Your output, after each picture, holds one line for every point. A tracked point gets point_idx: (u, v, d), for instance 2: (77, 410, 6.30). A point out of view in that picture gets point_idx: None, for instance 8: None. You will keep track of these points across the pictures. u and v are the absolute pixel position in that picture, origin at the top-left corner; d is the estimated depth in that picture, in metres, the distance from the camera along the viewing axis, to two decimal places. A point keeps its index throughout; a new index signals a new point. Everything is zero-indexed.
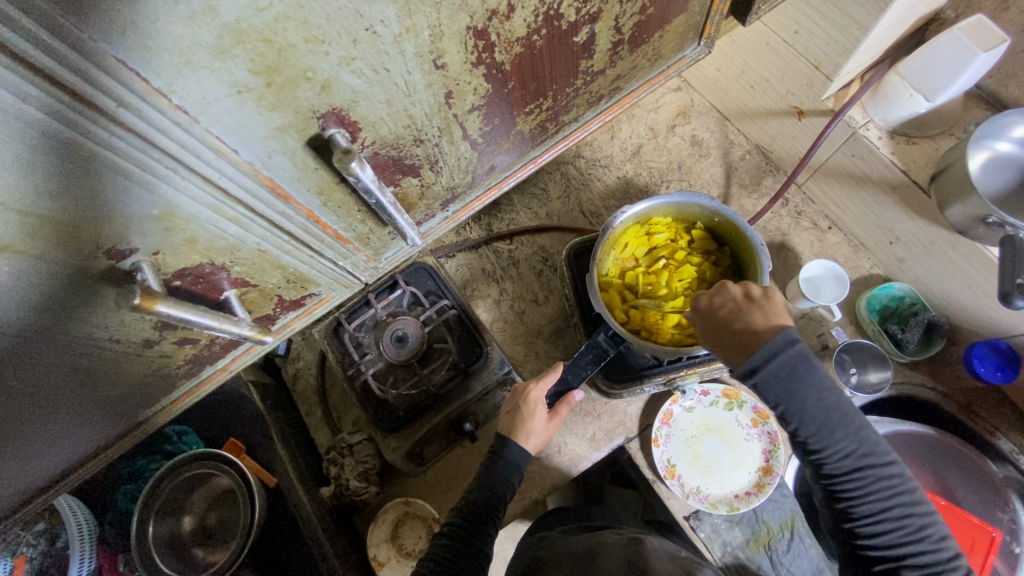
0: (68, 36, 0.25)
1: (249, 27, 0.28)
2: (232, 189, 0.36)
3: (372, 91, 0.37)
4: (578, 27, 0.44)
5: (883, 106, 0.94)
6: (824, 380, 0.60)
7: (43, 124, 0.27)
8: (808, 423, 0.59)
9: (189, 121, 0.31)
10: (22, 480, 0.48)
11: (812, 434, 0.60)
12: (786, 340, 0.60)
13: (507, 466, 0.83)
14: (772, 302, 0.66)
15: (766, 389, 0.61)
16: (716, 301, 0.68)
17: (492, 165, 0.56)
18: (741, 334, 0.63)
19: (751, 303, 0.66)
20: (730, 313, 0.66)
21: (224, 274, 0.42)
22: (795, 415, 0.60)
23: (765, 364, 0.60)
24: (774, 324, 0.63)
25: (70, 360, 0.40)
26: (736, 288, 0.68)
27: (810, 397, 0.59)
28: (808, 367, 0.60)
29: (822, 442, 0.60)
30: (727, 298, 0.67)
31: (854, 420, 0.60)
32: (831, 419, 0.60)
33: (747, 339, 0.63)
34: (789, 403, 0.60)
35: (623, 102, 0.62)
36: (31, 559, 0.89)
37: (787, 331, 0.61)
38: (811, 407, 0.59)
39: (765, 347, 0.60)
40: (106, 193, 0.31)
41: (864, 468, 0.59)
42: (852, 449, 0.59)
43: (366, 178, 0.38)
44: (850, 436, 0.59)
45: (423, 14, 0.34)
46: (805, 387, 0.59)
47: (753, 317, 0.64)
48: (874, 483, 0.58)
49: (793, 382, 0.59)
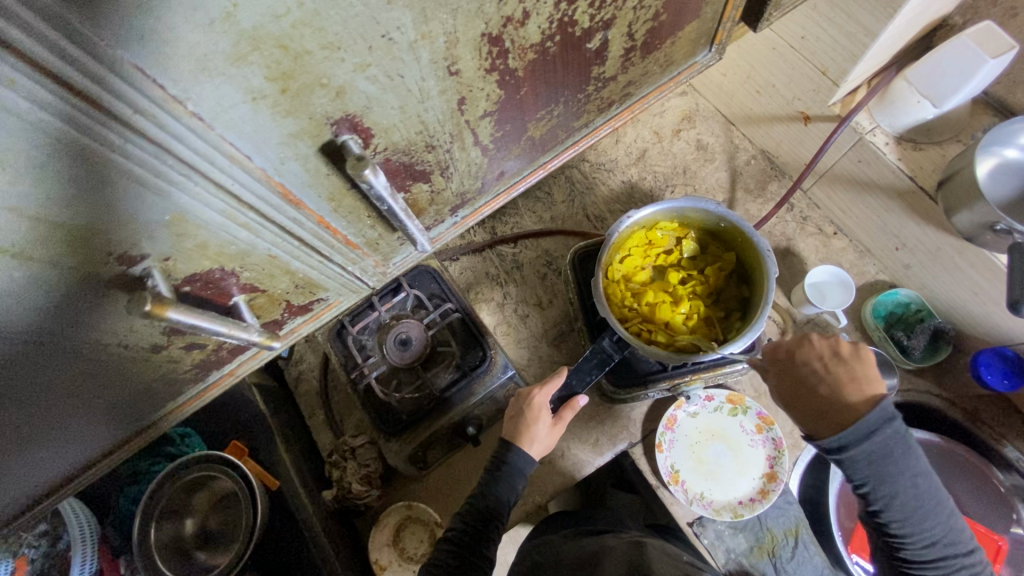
0: (83, 42, 0.24)
1: (266, 34, 0.28)
2: (245, 195, 0.36)
3: (386, 98, 0.36)
4: (591, 34, 0.44)
5: (892, 112, 0.94)
6: (915, 468, 0.60)
7: (60, 131, 0.26)
8: (894, 507, 0.61)
9: (203, 128, 0.30)
10: (24, 485, 0.48)
11: (895, 516, 0.62)
12: (879, 417, 0.59)
13: (510, 472, 0.82)
14: (861, 360, 0.64)
15: (858, 470, 0.61)
16: (801, 358, 0.66)
17: (502, 171, 0.55)
18: (832, 401, 0.62)
19: (842, 361, 0.64)
20: (812, 373, 0.64)
21: (233, 279, 0.41)
22: (883, 499, 0.61)
23: (859, 449, 0.60)
24: (869, 390, 0.61)
25: (79, 364, 0.40)
26: (823, 343, 0.65)
27: (899, 485, 0.60)
28: (904, 459, 0.60)
29: (901, 521, 0.62)
30: (817, 356, 0.65)
31: (937, 501, 0.62)
32: (917, 505, 0.61)
33: (836, 406, 0.61)
34: (877, 490, 0.61)
35: (633, 107, 0.62)
36: (32, 560, 0.87)
37: (884, 405, 0.60)
38: (890, 478, 0.60)
39: (860, 425, 0.59)
40: (119, 199, 0.31)
41: (937, 545, 0.62)
42: (928, 530, 0.62)
43: (379, 184, 0.38)
44: (930, 518, 0.62)
45: (439, 21, 0.34)
46: (897, 481, 0.60)
47: (842, 382, 0.62)
48: (945, 559, 0.62)
49: (887, 473, 0.60)
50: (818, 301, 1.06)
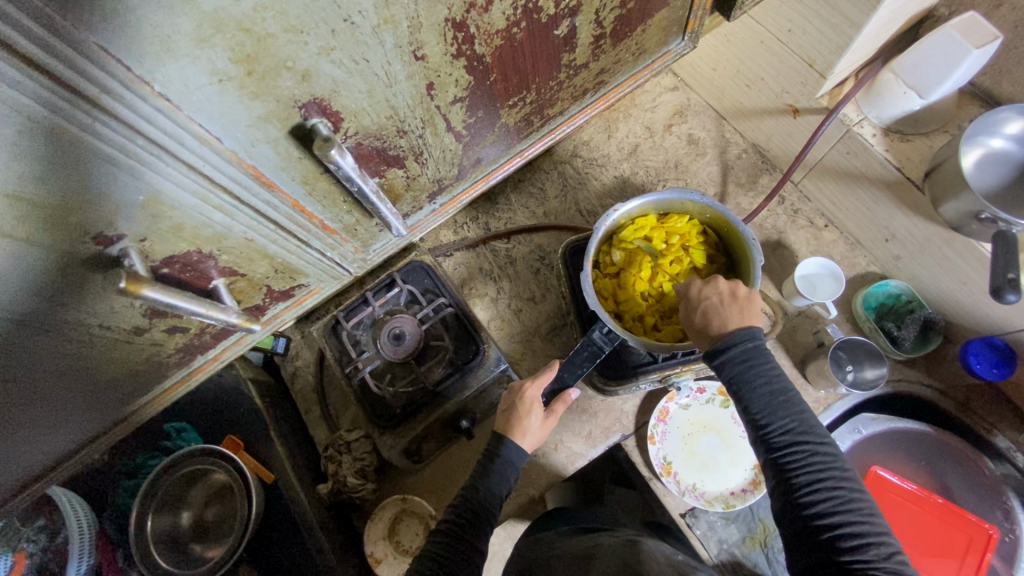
0: (50, 25, 0.26)
1: (227, 17, 0.29)
2: (218, 176, 0.37)
3: (352, 82, 0.37)
4: (558, 21, 0.45)
5: (878, 104, 0.94)
6: (774, 366, 0.62)
7: (32, 111, 0.28)
8: (755, 396, 0.61)
9: (171, 109, 0.32)
10: (14, 469, 0.49)
11: (757, 407, 0.61)
12: (748, 333, 0.63)
13: (502, 465, 0.83)
14: (750, 301, 0.68)
15: (725, 367, 0.63)
16: (701, 294, 0.69)
17: (479, 158, 0.57)
18: (711, 328, 0.66)
19: (734, 298, 0.67)
20: (707, 306, 0.68)
21: (212, 262, 0.43)
22: (743, 389, 0.62)
23: (726, 349, 0.63)
24: (746, 321, 0.65)
25: (63, 345, 0.41)
26: (722, 283, 0.69)
27: (758, 375, 0.62)
28: (762, 354, 0.63)
29: (764, 415, 0.61)
30: (713, 293, 0.69)
31: (799, 403, 0.61)
32: (776, 398, 0.61)
33: (715, 330, 0.66)
34: (740, 381, 0.62)
35: (607, 96, 0.64)
36: (31, 555, 0.91)
37: (751, 328, 0.64)
38: (758, 384, 0.61)
39: (728, 336, 0.63)
40: (91, 178, 0.32)
41: (804, 445, 0.58)
42: (792, 427, 0.60)
43: (346, 165, 0.40)
44: (792, 414, 0.60)
45: (400, 6, 0.35)
46: (755, 368, 0.62)
47: (726, 313, 0.66)
48: (812, 457, 0.58)
49: (747, 362, 0.62)
50: (810, 292, 1.06)
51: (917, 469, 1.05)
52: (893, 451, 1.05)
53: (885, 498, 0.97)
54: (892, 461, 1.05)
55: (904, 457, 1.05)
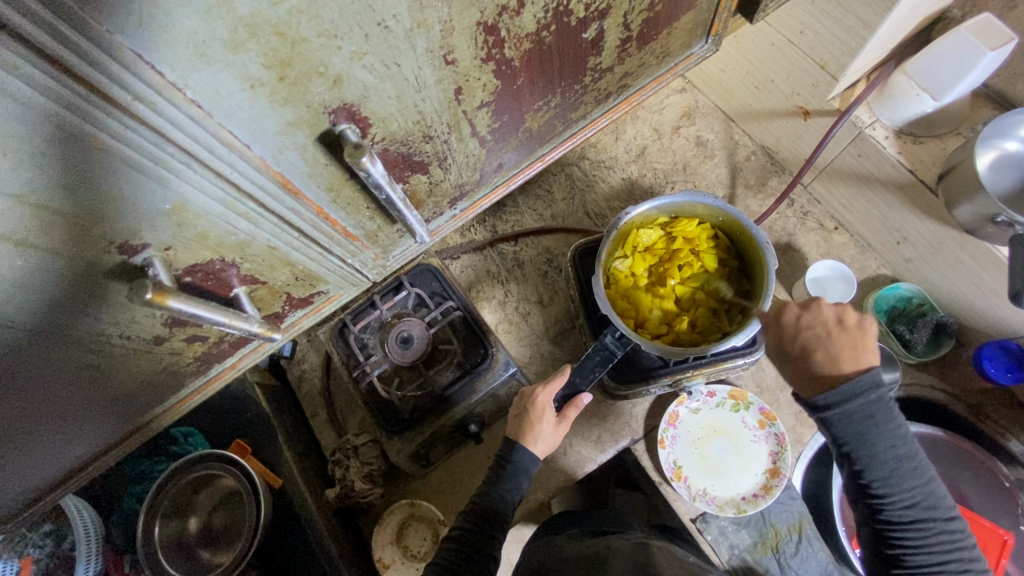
0: (82, 28, 0.25)
1: (263, 21, 0.28)
2: (244, 184, 0.36)
3: (383, 87, 0.37)
4: (587, 24, 0.44)
5: (890, 106, 0.93)
6: (900, 428, 0.60)
7: (62, 118, 0.27)
8: (877, 465, 0.60)
9: (202, 116, 0.31)
10: (27, 479, 0.48)
11: (876, 476, 0.60)
12: (872, 383, 0.60)
13: (515, 470, 0.83)
14: (863, 331, 0.63)
15: (845, 428, 0.61)
16: (802, 322, 0.65)
17: (500, 163, 0.56)
18: (818, 363, 0.63)
19: (844, 328, 0.63)
20: (810, 337, 0.64)
21: (234, 270, 0.42)
22: (864, 457, 0.60)
23: (850, 407, 0.60)
24: (861, 360, 0.61)
25: (81, 356, 0.40)
26: (829, 311, 0.65)
27: (883, 443, 0.60)
28: (890, 415, 0.60)
29: (884, 485, 0.60)
30: (817, 320, 0.65)
31: (922, 468, 0.61)
32: (900, 467, 0.60)
33: (825, 368, 0.62)
34: (860, 447, 0.60)
35: (631, 99, 0.62)
36: (38, 560, 0.89)
37: (872, 372, 0.61)
38: (882, 452, 0.60)
39: (846, 385, 0.60)
40: (119, 186, 0.31)
41: (926, 520, 0.60)
42: (915, 499, 0.60)
43: (377, 173, 0.38)
44: (915, 486, 0.60)
45: (434, 10, 0.34)
46: (880, 434, 0.60)
47: (834, 346, 0.62)
48: (934, 533, 0.59)
49: (872, 428, 0.60)
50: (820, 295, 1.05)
51: None
52: None
53: None
54: None
55: None
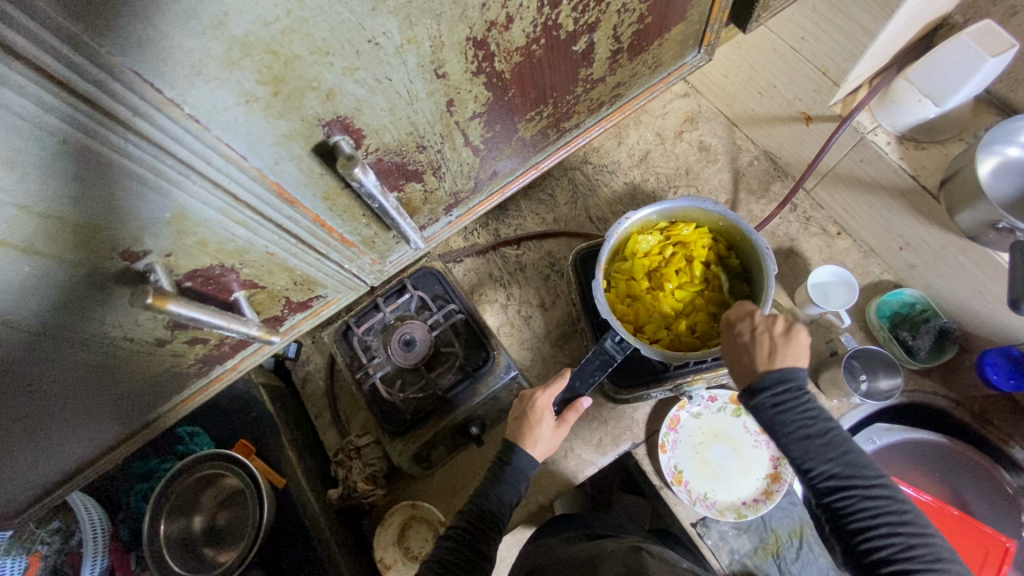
0: (87, 51, 0.26)
1: (256, 41, 0.30)
2: (242, 193, 0.38)
3: (375, 100, 0.38)
4: (577, 37, 0.45)
5: (892, 111, 0.94)
6: (810, 406, 0.63)
7: (65, 133, 0.28)
8: (792, 442, 0.62)
9: (200, 129, 0.32)
10: (37, 473, 0.50)
11: (795, 453, 0.62)
12: (777, 374, 0.64)
13: (512, 473, 0.83)
14: (792, 340, 0.65)
15: (758, 412, 0.64)
16: (734, 328, 0.69)
17: (495, 171, 0.57)
18: (744, 366, 0.66)
19: (775, 335, 0.65)
20: (740, 343, 0.67)
21: (233, 276, 0.43)
22: (779, 437, 0.63)
23: (757, 392, 0.64)
24: (784, 362, 0.64)
25: (87, 357, 0.42)
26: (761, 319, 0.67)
27: (793, 420, 0.62)
28: (795, 395, 0.63)
29: (805, 461, 0.62)
30: (747, 326, 0.68)
31: (840, 442, 0.62)
32: (815, 442, 0.62)
33: (747, 371, 0.66)
34: (774, 429, 0.63)
35: (623, 109, 0.64)
36: (45, 557, 0.92)
37: (788, 369, 0.64)
38: (793, 431, 0.62)
39: (761, 380, 0.64)
40: (121, 197, 0.32)
41: (852, 489, 0.59)
42: (838, 471, 0.61)
43: (369, 183, 0.39)
44: (834, 457, 0.61)
45: (423, 26, 0.35)
46: (788, 413, 0.63)
47: (759, 350, 0.66)
48: (862, 501, 0.59)
49: (780, 408, 0.63)
50: (822, 300, 1.06)
51: (932, 479, 1.04)
52: (908, 462, 1.04)
53: None
54: (905, 471, 1.04)
55: (918, 467, 1.04)
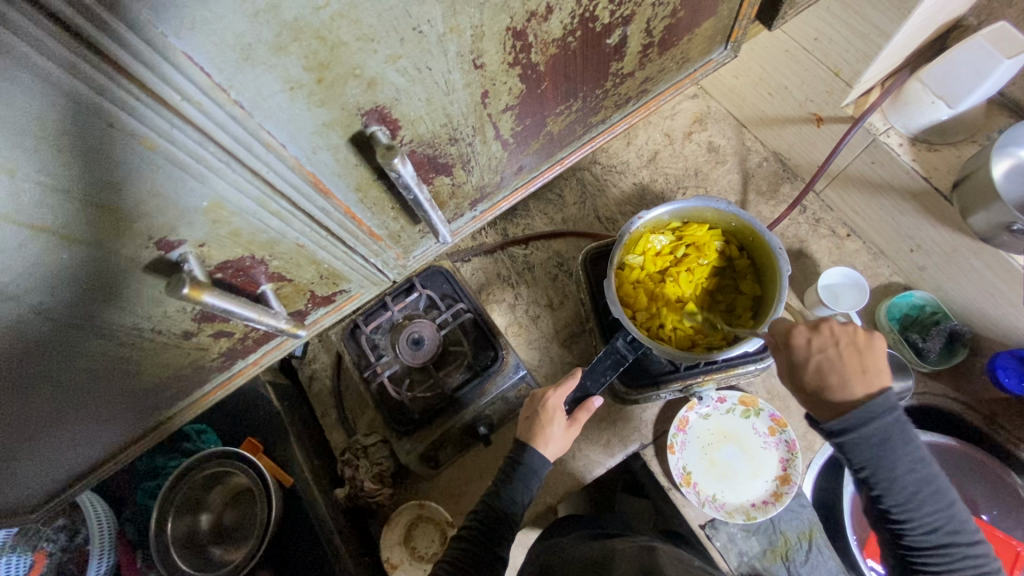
0: (140, 30, 0.26)
1: (306, 25, 0.29)
2: (278, 182, 0.37)
3: (413, 90, 0.38)
4: (611, 30, 0.45)
5: (904, 114, 0.93)
6: (919, 453, 0.58)
7: (113, 116, 0.28)
8: (896, 492, 0.59)
9: (243, 115, 0.32)
10: (54, 468, 0.49)
11: (895, 501, 0.59)
12: (889, 412, 0.57)
13: (525, 472, 0.82)
14: (872, 352, 0.59)
15: (859, 451, 0.59)
16: (812, 344, 0.59)
17: (520, 166, 0.56)
18: (834, 390, 0.58)
19: (858, 349, 0.59)
20: (823, 361, 0.59)
21: (262, 268, 0.43)
22: (884, 484, 0.59)
23: (862, 429, 0.57)
24: (875, 384, 0.58)
25: (114, 348, 0.42)
26: (838, 331, 0.59)
27: (902, 470, 0.58)
28: (909, 442, 0.58)
29: (905, 509, 0.59)
30: (826, 341, 0.59)
31: (943, 491, 0.59)
32: (919, 492, 0.59)
33: (837, 396, 0.58)
34: (881, 476, 0.59)
35: (649, 104, 0.63)
36: (51, 554, 0.91)
37: (886, 398, 0.57)
38: (902, 480, 0.58)
39: (862, 412, 0.57)
40: (162, 183, 0.32)
41: (949, 544, 0.59)
42: (939, 523, 0.59)
43: (407, 174, 0.39)
44: (938, 510, 0.59)
45: (467, 15, 0.35)
46: (902, 462, 0.58)
47: (850, 372, 0.58)
48: (957, 558, 0.58)
49: (891, 456, 0.58)
50: (832, 302, 1.05)
51: None
52: None
53: None
54: None
55: None
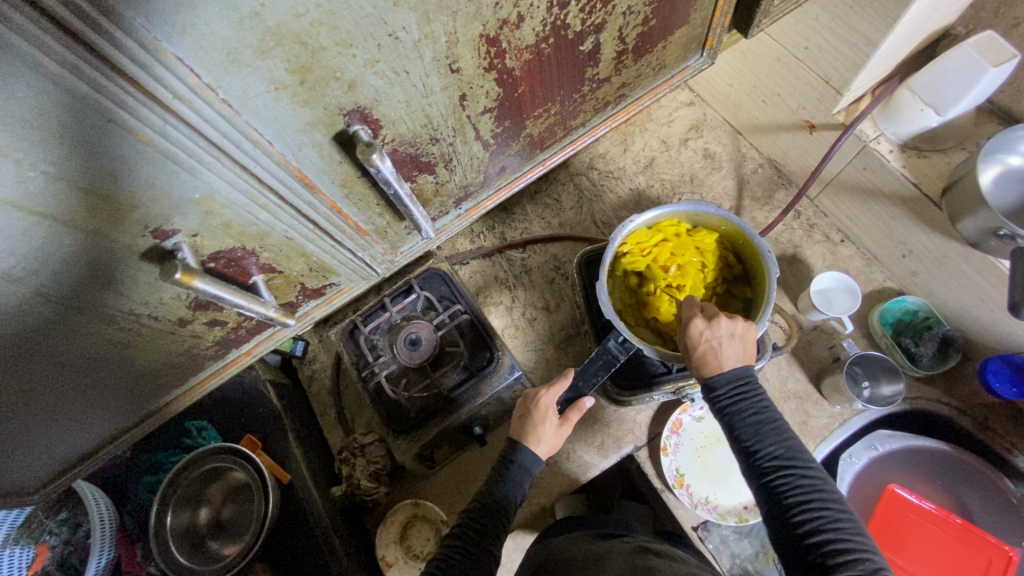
0: (135, 35, 0.29)
1: (287, 31, 0.32)
2: (266, 177, 0.40)
3: (393, 92, 0.40)
4: (584, 37, 0.48)
5: (894, 120, 0.95)
6: (764, 396, 0.64)
7: (109, 111, 0.31)
8: (745, 425, 0.62)
9: (231, 113, 0.35)
10: (56, 450, 0.52)
11: (746, 434, 0.61)
12: (739, 368, 0.65)
13: (517, 471, 0.83)
14: (745, 340, 0.67)
15: (718, 402, 0.64)
16: (703, 333, 0.65)
17: (503, 166, 0.59)
18: (709, 366, 0.65)
19: (736, 339, 0.66)
20: (708, 347, 0.66)
21: (253, 259, 0.46)
22: (734, 419, 0.63)
23: (718, 385, 0.64)
24: (740, 362, 0.66)
25: (112, 332, 0.44)
26: (724, 322, 0.67)
27: (748, 406, 0.63)
28: (753, 388, 0.64)
29: (753, 441, 0.61)
30: (714, 331, 0.66)
31: (787, 429, 0.62)
32: (765, 424, 0.62)
33: (711, 373, 0.65)
34: (729, 410, 0.63)
35: (628, 109, 0.66)
36: (53, 547, 0.93)
37: (742, 369, 0.65)
38: (746, 414, 0.62)
39: (721, 376, 0.64)
40: (156, 176, 0.35)
41: (792, 468, 0.59)
42: (782, 452, 0.60)
43: (385, 170, 0.42)
44: (781, 440, 0.60)
45: (440, 23, 0.38)
46: (745, 398, 0.63)
47: (725, 353, 0.65)
48: (799, 480, 0.58)
49: (737, 393, 0.63)
50: (825, 307, 1.06)
51: (932, 487, 1.04)
52: (910, 469, 1.04)
53: (899, 517, 0.96)
54: (909, 480, 1.04)
55: (919, 475, 1.04)
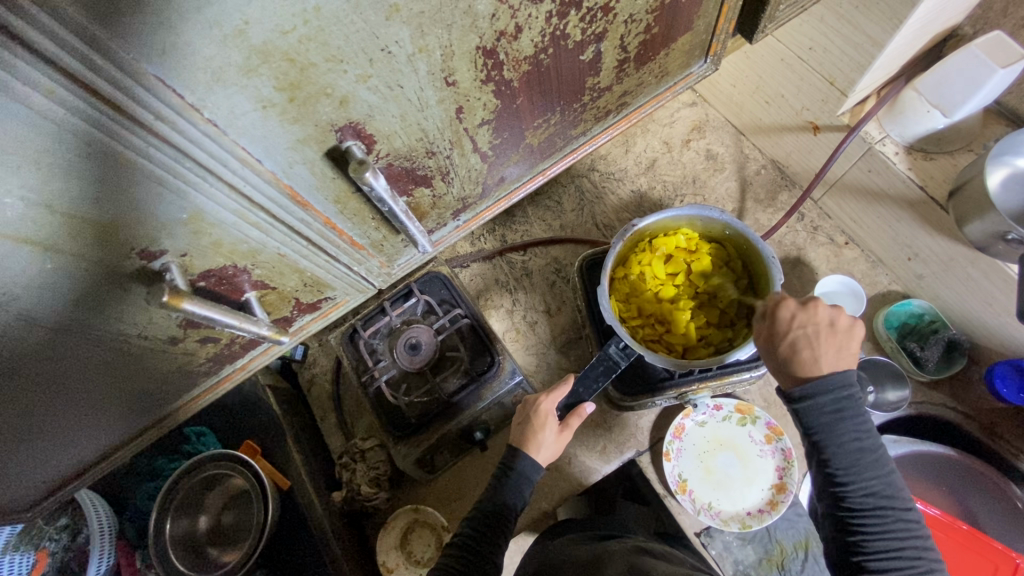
0: (114, 57, 0.28)
1: (274, 49, 0.31)
2: (256, 196, 0.39)
3: (386, 107, 0.39)
4: (584, 47, 0.47)
5: (901, 121, 0.94)
6: (866, 422, 0.60)
7: (88, 134, 0.30)
8: (842, 453, 0.58)
9: (217, 133, 0.33)
10: (47, 469, 0.51)
11: (840, 463, 0.59)
12: (844, 381, 0.59)
13: (519, 479, 0.81)
14: (850, 337, 0.61)
15: (810, 418, 0.60)
16: (796, 319, 0.62)
17: (502, 176, 0.58)
18: (805, 364, 0.60)
19: (835, 331, 0.61)
20: (802, 336, 0.61)
21: (245, 276, 0.45)
22: (829, 442, 0.59)
23: (816, 400, 0.59)
24: (840, 362, 0.60)
25: (103, 353, 0.43)
26: (822, 311, 0.62)
27: (848, 432, 0.59)
28: (855, 409, 0.60)
29: (847, 473, 0.58)
30: (812, 322, 0.61)
31: (884, 462, 0.59)
32: (864, 455, 0.59)
33: (808, 370, 0.60)
34: (827, 432, 0.59)
35: (629, 117, 0.65)
36: (53, 553, 0.92)
37: (844, 373, 0.60)
38: (846, 441, 0.59)
39: (818, 383, 0.59)
40: (141, 197, 0.34)
41: (884, 508, 0.57)
42: (876, 488, 0.58)
43: (379, 187, 0.41)
44: (877, 476, 0.58)
45: (435, 36, 0.36)
46: (847, 423, 0.59)
47: (824, 352, 0.60)
48: (890, 521, 0.57)
49: (839, 415, 0.59)
50: None
51: (939, 493, 1.02)
52: (916, 474, 1.02)
53: None
54: (916, 486, 1.02)
55: (926, 480, 1.02)
